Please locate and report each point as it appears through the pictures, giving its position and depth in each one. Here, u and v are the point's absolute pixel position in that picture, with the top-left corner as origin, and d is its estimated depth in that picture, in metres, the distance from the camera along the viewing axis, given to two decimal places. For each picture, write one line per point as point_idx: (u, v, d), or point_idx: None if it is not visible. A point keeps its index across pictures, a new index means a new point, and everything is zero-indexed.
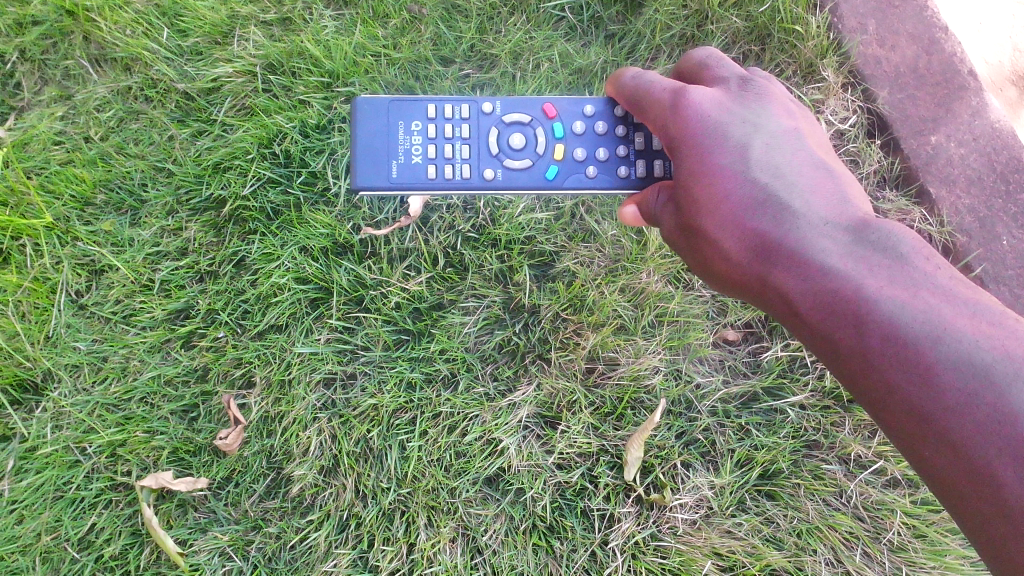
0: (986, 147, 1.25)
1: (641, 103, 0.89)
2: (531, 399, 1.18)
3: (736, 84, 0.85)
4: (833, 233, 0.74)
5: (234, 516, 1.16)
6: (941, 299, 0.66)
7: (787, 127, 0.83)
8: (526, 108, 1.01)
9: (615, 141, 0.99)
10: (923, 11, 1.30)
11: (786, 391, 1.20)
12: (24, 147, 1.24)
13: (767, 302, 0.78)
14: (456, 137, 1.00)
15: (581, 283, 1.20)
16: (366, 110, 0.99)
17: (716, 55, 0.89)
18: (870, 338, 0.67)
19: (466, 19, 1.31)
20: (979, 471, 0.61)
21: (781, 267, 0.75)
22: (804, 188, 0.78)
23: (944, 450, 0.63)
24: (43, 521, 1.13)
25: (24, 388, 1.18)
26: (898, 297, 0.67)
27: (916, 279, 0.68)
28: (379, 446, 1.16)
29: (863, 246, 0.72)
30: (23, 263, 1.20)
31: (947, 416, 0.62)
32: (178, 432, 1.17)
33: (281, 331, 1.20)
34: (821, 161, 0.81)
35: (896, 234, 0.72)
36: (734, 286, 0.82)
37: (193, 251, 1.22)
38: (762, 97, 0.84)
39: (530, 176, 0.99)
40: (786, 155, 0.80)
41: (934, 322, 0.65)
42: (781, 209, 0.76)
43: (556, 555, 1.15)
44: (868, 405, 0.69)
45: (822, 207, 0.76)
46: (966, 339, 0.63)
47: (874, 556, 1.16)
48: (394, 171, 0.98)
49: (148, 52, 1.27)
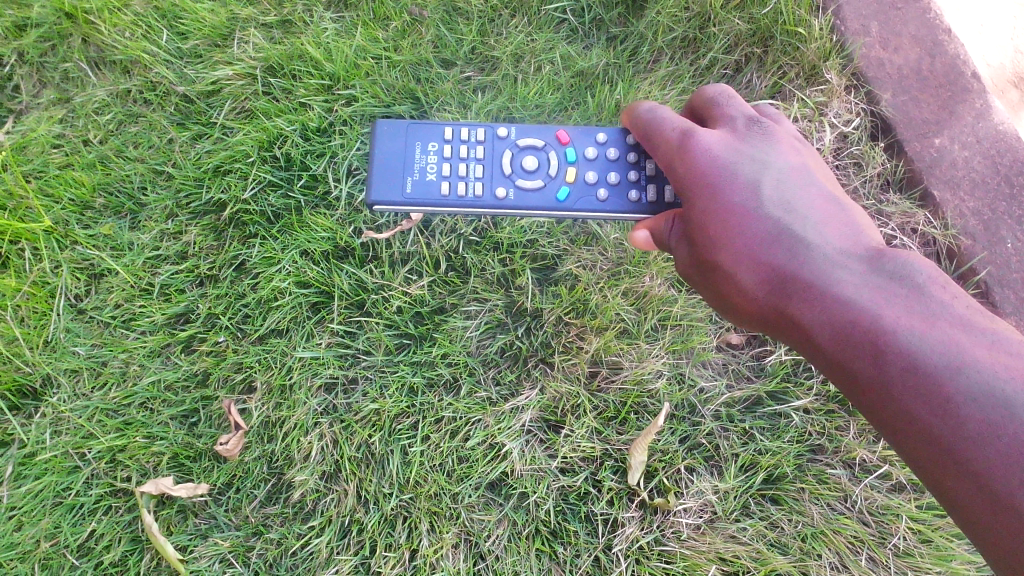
0: (989, 150, 1.24)
1: (651, 140, 0.89)
2: (534, 403, 1.17)
3: (744, 121, 0.85)
4: (849, 264, 0.74)
5: (235, 521, 1.15)
6: (959, 329, 0.67)
7: (795, 163, 0.84)
8: (540, 134, 1.01)
9: (626, 167, 0.99)
10: (926, 14, 1.30)
11: (790, 394, 1.20)
12: (22, 150, 1.23)
13: (785, 333, 0.79)
14: (471, 158, 1.00)
15: (585, 287, 1.20)
16: (384, 132, 1.00)
17: (727, 91, 0.88)
18: (889, 370, 0.67)
19: (467, 21, 1.31)
20: (1003, 503, 0.60)
21: (798, 301, 0.75)
22: (817, 221, 0.78)
23: (968, 481, 0.62)
24: (42, 527, 1.12)
25: (23, 393, 1.18)
26: (917, 329, 0.67)
27: (932, 310, 0.68)
28: (381, 450, 1.15)
29: (879, 276, 0.72)
30: (22, 266, 1.19)
31: (970, 447, 0.62)
32: (178, 438, 1.16)
33: (282, 335, 1.20)
34: (832, 195, 0.82)
35: (911, 263, 0.72)
36: (752, 319, 0.82)
37: (193, 255, 1.21)
38: (769, 134, 0.85)
39: (541, 197, 0.98)
40: (797, 190, 0.81)
41: (954, 354, 0.65)
42: (796, 243, 0.77)
43: (560, 560, 1.14)
44: (890, 436, 0.69)
45: (837, 240, 0.77)
46: (985, 370, 0.63)
47: (879, 560, 1.15)
48: (408, 187, 0.97)
49: (148, 55, 1.27)
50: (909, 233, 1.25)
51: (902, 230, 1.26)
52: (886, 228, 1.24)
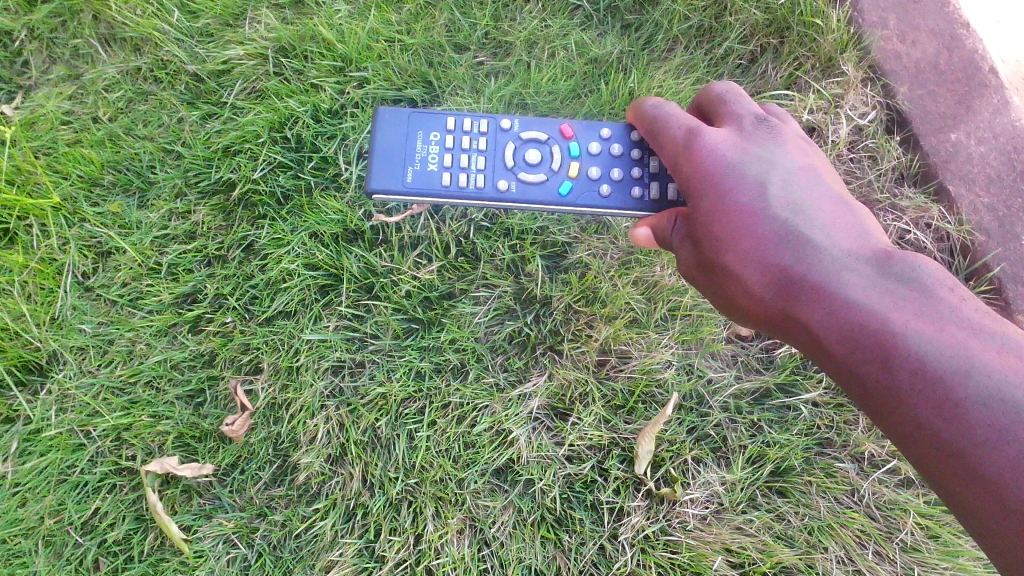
0: (1006, 146, 1.23)
1: (657, 136, 0.88)
2: (542, 390, 1.17)
3: (751, 120, 0.85)
4: (856, 266, 0.74)
5: (240, 502, 1.14)
6: (968, 331, 0.66)
7: (802, 163, 0.83)
8: (544, 126, 1.00)
9: (629, 163, 0.98)
10: (945, 7, 1.28)
11: (799, 387, 1.19)
12: (31, 125, 1.22)
13: (791, 335, 0.79)
14: (473, 149, 0.98)
15: (594, 275, 1.19)
16: (386, 119, 0.99)
17: (734, 89, 0.88)
18: (897, 373, 0.67)
19: (481, 5, 1.30)
20: (1013, 509, 0.60)
21: (804, 303, 0.75)
22: (824, 222, 0.78)
23: (977, 487, 0.62)
24: (47, 504, 1.12)
25: (29, 369, 1.17)
26: (925, 331, 0.67)
27: (941, 313, 0.68)
28: (388, 435, 1.15)
29: (887, 278, 0.72)
30: (30, 243, 1.18)
31: (979, 452, 0.62)
32: (184, 418, 1.15)
33: (290, 317, 1.19)
34: (838, 195, 0.82)
35: (919, 265, 0.72)
36: (758, 320, 0.82)
37: (202, 235, 1.21)
38: (776, 133, 0.84)
39: (542, 192, 0.97)
40: (804, 190, 0.80)
41: (962, 356, 0.65)
42: (803, 244, 0.76)
43: (565, 547, 1.13)
44: (899, 439, 0.69)
45: (844, 241, 0.77)
46: (995, 374, 0.63)
47: (885, 554, 1.14)
48: (409, 177, 0.96)
49: (159, 33, 1.26)
50: (923, 228, 1.25)
51: (915, 225, 1.25)
52: (900, 223, 1.24)
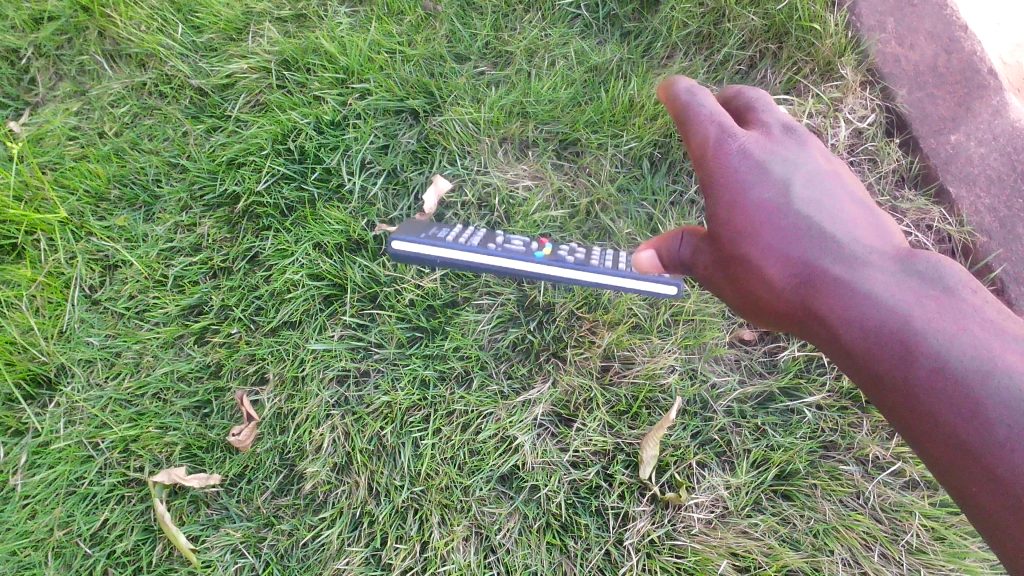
0: (1007, 147, 1.23)
1: (684, 125, 0.85)
2: (547, 396, 1.17)
3: (775, 122, 0.85)
4: (879, 266, 0.74)
5: (247, 512, 1.15)
6: (990, 334, 0.66)
7: (825, 166, 0.84)
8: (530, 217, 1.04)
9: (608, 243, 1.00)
10: (943, 10, 1.29)
11: (802, 391, 1.20)
12: (39, 141, 1.25)
13: (810, 333, 0.78)
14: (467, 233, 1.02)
15: (597, 281, 1.20)
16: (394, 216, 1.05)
17: (759, 94, 0.89)
18: (918, 372, 0.67)
19: (481, 16, 1.31)
20: None
21: (825, 299, 0.75)
22: (847, 222, 0.78)
23: (992, 487, 0.62)
24: (56, 516, 1.13)
25: (38, 382, 1.18)
26: (948, 331, 0.67)
27: (965, 313, 0.68)
28: (393, 443, 1.15)
29: (909, 278, 0.72)
30: (38, 257, 1.20)
31: (998, 454, 0.62)
32: (191, 429, 1.16)
33: (295, 327, 1.20)
34: (860, 199, 0.82)
35: (943, 268, 0.72)
36: (776, 318, 0.81)
37: (207, 247, 1.22)
38: (800, 137, 0.85)
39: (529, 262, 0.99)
40: (827, 192, 0.81)
41: (985, 358, 0.65)
42: (825, 243, 0.77)
43: (570, 554, 1.13)
44: (915, 440, 0.69)
45: (866, 242, 0.77)
46: (1017, 377, 0.63)
47: (892, 556, 1.13)
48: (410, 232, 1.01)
49: (163, 48, 1.27)
50: (924, 229, 1.25)
51: (916, 227, 1.25)
52: (900, 224, 1.24)
